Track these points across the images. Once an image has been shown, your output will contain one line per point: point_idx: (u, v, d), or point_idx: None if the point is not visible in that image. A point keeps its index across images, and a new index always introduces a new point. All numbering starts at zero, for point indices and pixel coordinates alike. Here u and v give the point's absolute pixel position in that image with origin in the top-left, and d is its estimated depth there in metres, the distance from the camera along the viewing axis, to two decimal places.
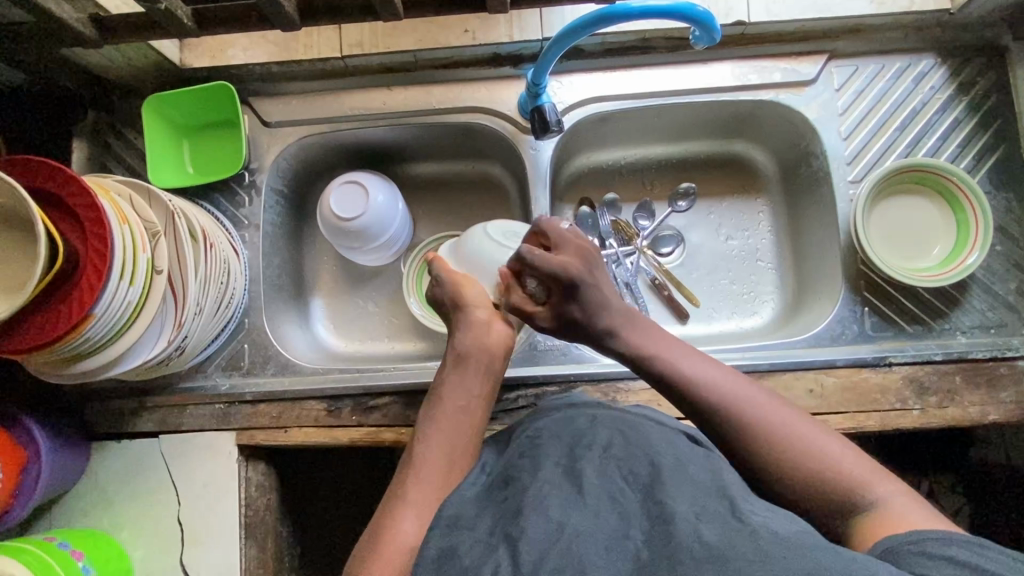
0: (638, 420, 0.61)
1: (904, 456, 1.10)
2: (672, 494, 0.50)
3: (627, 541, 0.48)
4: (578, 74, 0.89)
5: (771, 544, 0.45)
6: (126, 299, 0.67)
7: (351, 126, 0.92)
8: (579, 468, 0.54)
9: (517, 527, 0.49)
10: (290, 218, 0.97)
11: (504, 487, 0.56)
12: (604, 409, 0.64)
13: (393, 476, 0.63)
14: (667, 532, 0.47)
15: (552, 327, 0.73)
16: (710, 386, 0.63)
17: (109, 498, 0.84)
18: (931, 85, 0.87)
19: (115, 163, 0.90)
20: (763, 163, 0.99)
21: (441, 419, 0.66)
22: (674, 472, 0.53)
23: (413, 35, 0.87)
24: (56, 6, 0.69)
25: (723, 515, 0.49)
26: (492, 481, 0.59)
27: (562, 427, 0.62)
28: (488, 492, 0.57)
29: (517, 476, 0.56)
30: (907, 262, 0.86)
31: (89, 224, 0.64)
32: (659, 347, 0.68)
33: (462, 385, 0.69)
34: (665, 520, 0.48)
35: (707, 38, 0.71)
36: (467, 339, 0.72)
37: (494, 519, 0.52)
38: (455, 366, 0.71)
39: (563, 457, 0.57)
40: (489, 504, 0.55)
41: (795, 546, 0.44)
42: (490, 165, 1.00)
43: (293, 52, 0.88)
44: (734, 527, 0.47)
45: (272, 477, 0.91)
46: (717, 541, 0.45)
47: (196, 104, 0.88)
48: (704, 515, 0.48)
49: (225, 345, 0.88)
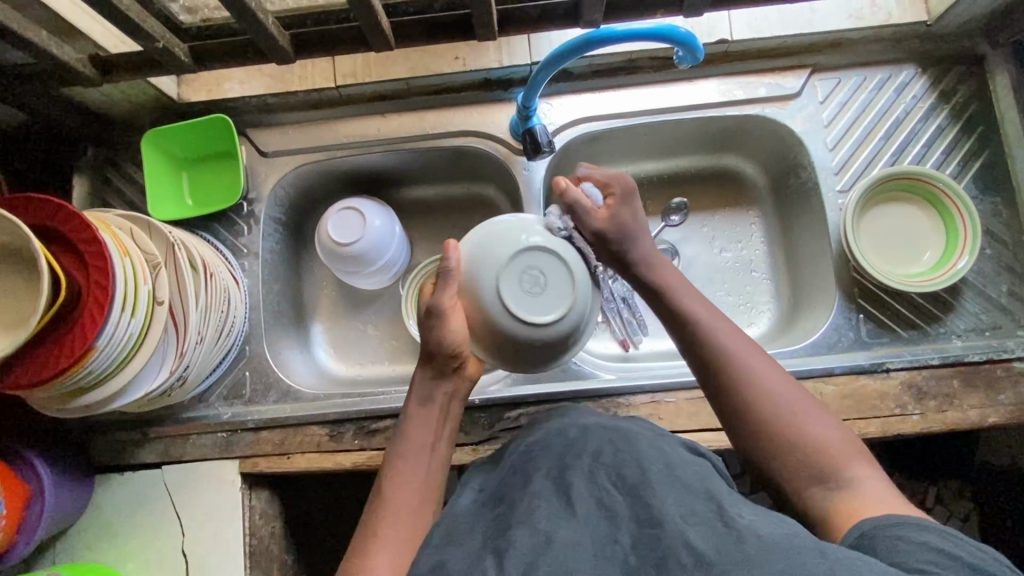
0: (628, 430, 0.62)
1: (909, 462, 1.10)
2: (660, 496, 0.51)
3: (615, 545, 0.49)
4: (567, 96, 0.91)
5: (758, 548, 0.46)
6: (128, 332, 0.68)
7: (347, 153, 0.93)
8: (569, 476, 0.55)
9: (506, 540, 0.51)
10: (290, 245, 0.98)
11: (502, 505, 0.57)
12: (597, 421, 0.65)
13: (367, 506, 0.63)
14: (657, 536, 0.48)
15: (606, 231, 0.69)
16: (742, 370, 0.62)
17: (113, 531, 0.84)
18: (913, 94, 0.89)
19: (115, 197, 0.92)
20: (753, 175, 1.01)
21: (410, 455, 0.65)
22: (663, 476, 0.54)
23: (406, 63, 0.90)
24: (58, 48, 0.70)
25: (710, 519, 0.49)
26: (488, 496, 0.60)
27: (554, 440, 0.62)
28: (482, 508, 0.58)
29: (510, 494, 0.58)
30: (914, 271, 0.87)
31: (91, 259, 0.65)
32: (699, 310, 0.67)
33: (422, 420, 0.66)
34: (654, 524, 0.49)
35: (690, 57, 0.72)
36: (434, 365, 0.67)
37: (494, 534, 0.53)
38: (416, 401, 0.67)
39: (553, 469, 0.57)
40: (486, 519, 0.56)
41: (784, 548, 0.45)
42: (485, 186, 1.01)
43: (289, 84, 0.90)
44: (722, 533, 0.47)
45: (277, 504, 0.91)
46: (705, 547, 0.46)
47: (194, 137, 0.90)
48: (691, 519, 0.49)
49: (226, 373, 0.89)
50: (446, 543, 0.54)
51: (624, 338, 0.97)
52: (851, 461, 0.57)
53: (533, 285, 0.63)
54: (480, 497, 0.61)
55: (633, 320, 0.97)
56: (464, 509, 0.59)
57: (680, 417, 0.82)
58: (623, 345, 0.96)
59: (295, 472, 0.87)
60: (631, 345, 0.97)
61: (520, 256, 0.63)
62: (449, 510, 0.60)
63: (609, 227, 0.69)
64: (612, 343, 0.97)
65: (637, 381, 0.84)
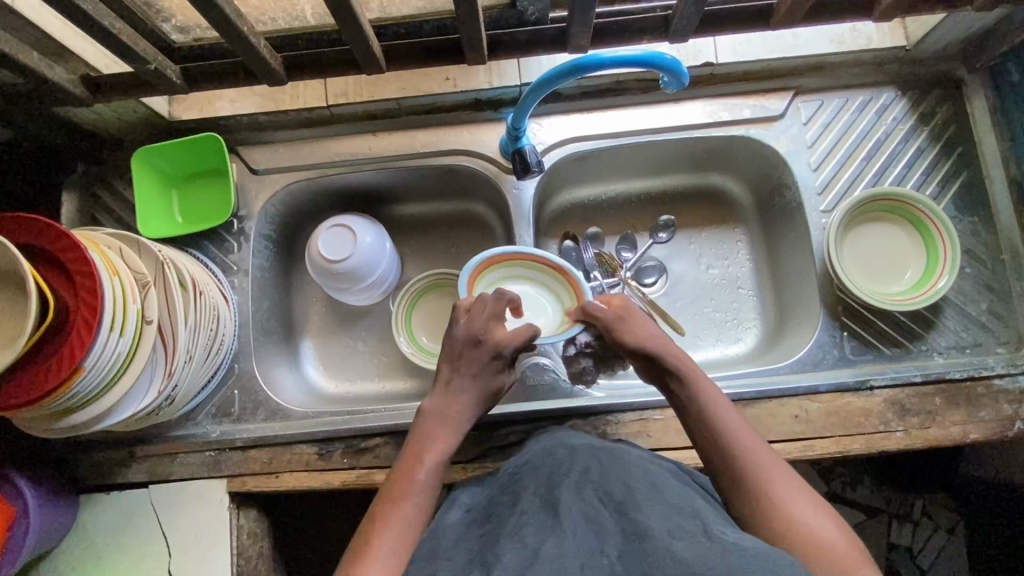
0: (615, 452, 0.63)
1: (896, 476, 1.11)
2: (646, 513, 0.52)
3: (602, 557, 0.50)
4: (556, 116, 0.93)
5: (740, 557, 0.46)
6: (117, 351, 0.68)
7: (337, 171, 0.94)
8: (558, 492, 0.56)
9: (493, 555, 0.52)
10: (279, 262, 0.98)
11: (492, 522, 0.57)
12: (585, 441, 0.66)
13: (365, 517, 0.62)
14: (643, 548, 0.49)
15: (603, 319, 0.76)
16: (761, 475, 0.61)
17: (98, 552, 0.83)
18: (893, 116, 0.91)
19: (104, 214, 0.92)
20: (739, 194, 1.03)
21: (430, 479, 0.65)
22: (650, 497, 0.55)
23: (396, 83, 0.91)
24: (49, 69, 0.71)
25: (696, 533, 0.50)
26: (478, 516, 0.60)
27: (542, 460, 0.63)
28: (470, 526, 0.58)
29: (498, 511, 0.58)
30: (902, 323, 0.87)
31: (79, 277, 0.65)
32: (731, 425, 0.65)
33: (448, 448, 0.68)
34: (639, 538, 0.50)
35: (675, 83, 0.73)
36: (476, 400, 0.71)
37: (482, 551, 0.54)
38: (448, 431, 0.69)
39: (541, 487, 0.58)
40: (474, 537, 0.56)
41: (766, 559, 0.46)
42: (475, 203, 1.02)
43: (280, 103, 0.91)
44: (706, 543, 0.48)
45: (265, 523, 0.90)
46: (690, 555, 0.47)
47: (185, 156, 0.90)
48: (675, 533, 0.50)
49: (215, 392, 0.88)
50: (435, 559, 0.55)
51: None
52: (856, 568, 0.54)
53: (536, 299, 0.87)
54: (468, 515, 0.61)
55: None
56: (455, 527, 0.59)
57: (668, 434, 0.83)
58: None
59: (285, 491, 0.86)
60: None
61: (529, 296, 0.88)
62: (437, 527, 0.60)
63: (608, 319, 0.76)
64: None
65: (626, 399, 0.85)
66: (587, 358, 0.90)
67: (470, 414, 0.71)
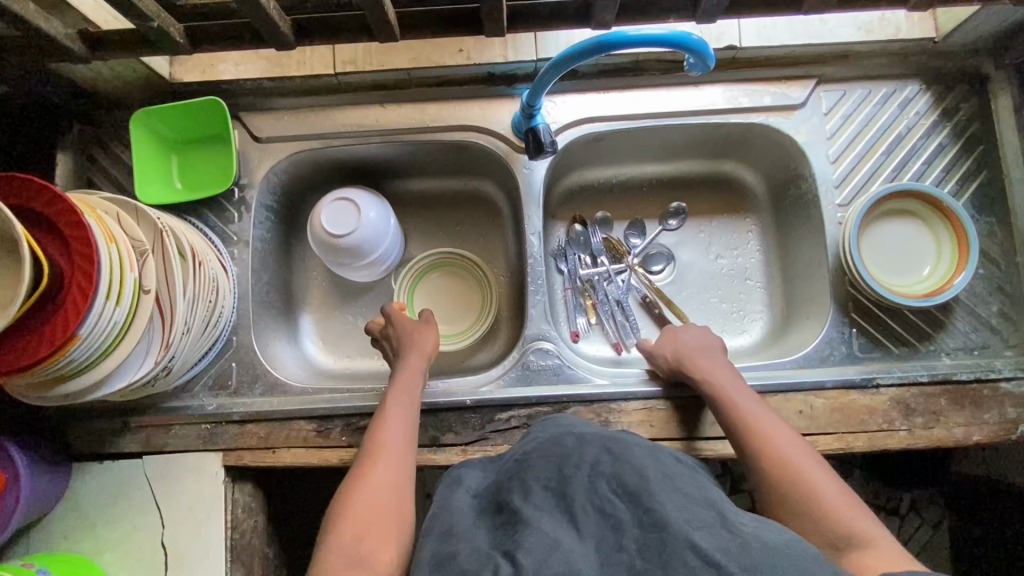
0: (625, 441, 0.60)
1: (889, 471, 1.12)
2: (662, 501, 0.51)
3: (621, 552, 0.49)
4: (571, 94, 0.90)
5: (763, 556, 0.47)
6: (112, 321, 0.66)
7: (342, 142, 0.91)
8: (568, 488, 0.54)
9: (515, 542, 0.50)
10: (281, 234, 0.96)
11: (505, 516, 0.55)
12: (592, 430, 0.64)
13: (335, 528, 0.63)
14: (662, 541, 0.48)
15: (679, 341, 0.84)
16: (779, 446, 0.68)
17: (90, 521, 0.82)
18: (916, 110, 0.89)
19: (101, 178, 0.89)
20: (752, 183, 1.01)
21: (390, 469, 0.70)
22: (665, 484, 0.54)
23: (408, 53, 0.87)
24: (46, 22, 0.67)
25: (714, 525, 0.50)
26: (488, 505, 0.59)
27: (552, 449, 0.60)
28: (484, 517, 0.57)
29: (510, 499, 0.56)
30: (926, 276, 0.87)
31: (74, 242, 0.63)
32: (744, 407, 0.73)
33: (406, 411, 0.77)
34: (658, 528, 0.49)
35: (700, 65, 0.70)
36: (420, 360, 0.83)
37: (495, 543, 0.52)
38: (401, 393, 0.79)
39: (553, 480, 0.56)
40: (486, 528, 0.55)
41: (784, 555, 0.48)
42: (483, 182, 1.00)
43: (286, 68, 0.88)
44: (726, 537, 0.49)
45: (260, 497, 0.89)
46: (713, 550, 0.47)
47: (186, 120, 0.87)
48: (695, 523, 0.50)
49: (211, 363, 0.87)
50: (449, 540, 0.54)
51: (617, 341, 0.96)
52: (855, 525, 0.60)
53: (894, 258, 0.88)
54: (477, 507, 0.60)
55: (626, 323, 0.96)
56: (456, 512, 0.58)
57: (671, 424, 0.82)
58: (616, 349, 0.96)
59: (281, 467, 0.85)
60: (624, 349, 0.96)
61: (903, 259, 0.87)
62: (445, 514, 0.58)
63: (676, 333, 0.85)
64: (604, 346, 0.97)
65: (629, 388, 0.84)
66: (632, 277, 0.99)
67: (424, 368, 0.83)
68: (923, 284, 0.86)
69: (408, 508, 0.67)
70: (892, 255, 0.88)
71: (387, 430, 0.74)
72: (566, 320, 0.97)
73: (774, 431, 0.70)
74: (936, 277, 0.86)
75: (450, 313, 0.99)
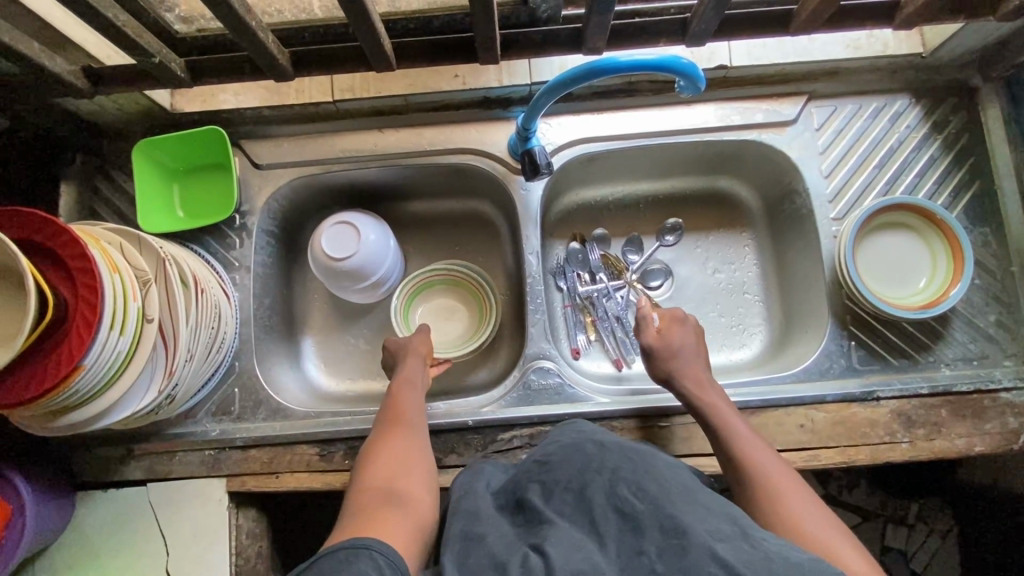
0: (643, 454, 0.60)
1: (893, 482, 1.12)
2: (681, 511, 0.51)
3: (642, 557, 0.49)
4: (566, 116, 0.91)
5: (785, 568, 0.46)
6: (116, 350, 0.67)
7: (341, 167, 0.92)
8: (589, 492, 0.55)
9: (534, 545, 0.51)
10: (282, 258, 0.97)
11: (526, 520, 0.56)
12: (612, 438, 0.65)
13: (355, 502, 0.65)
14: (682, 547, 0.48)
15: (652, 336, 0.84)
16: (773, 471, 0.68)
17: (95, 550, 0.82)
18: (906, 123, 0.90)
19: (103, 208, 0.90)
20: (747, 198, 1.02)
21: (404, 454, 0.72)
22: (681, 496, 0.54)
23: (405, 80, 0.89)
24: (50, 60, 0.69)
25: (736, 537, 0.49)
26: (501, 515, 0.59)
27: (570, 455, 0.61)
28: (502, 518, 0.58)
29: (530, 510, 0.57)
30: (925, 282, 0.87)
31: (78, 273, 0.64)
32: (743, 426, 0.74)
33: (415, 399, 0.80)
34: (678, 535, 0.49)
35: (692, 87, 0.71)
36: (415, 364, 0.85)
37: (518, 538, 0.54)
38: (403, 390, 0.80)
39: (573, 483, 0.57)
40: (506, 526, 0.56)
41: (807, 568, 0.46)
42: (480, 202, 1.01)
43: (285, 97, 0.89)
44: (747, 549, 0.48)
45: (265, 522, 0.90)
46: (734, 559, 0.46)
47: (186, 149, 0.88)
48: (716, 534, 0.49)
49: (215, 390, 0.87)
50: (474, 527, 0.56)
51: (618, 357, 0.97)
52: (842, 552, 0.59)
53: (890, 269, 0.89)
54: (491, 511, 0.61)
55: (626, 339, 0.97)
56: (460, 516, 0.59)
57: (674, 442, 0.83)
58: (616, 365, 0.96)
59: (285, 491, 0.85)
60: (625, 365, 0.97)
61: (897, 269, 0.88)
62: (468, 509, 0.60)
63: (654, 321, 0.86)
64: (604, 362, 0.97)
65: (630, 404, 0.84)
66: (625, 291, 0.99)
67: (419, 370, 0.84)
68: (917, 296, 0.87)
69: (427, 464, 0.72)
70: (889, 267, 0.89)
71: (399, 409, 0.78)
72: (566, 337, 0.97)
73: (766, 456, 0.70)
74: (937, 282, 0.86)
75: (449, 318, 1.00)
